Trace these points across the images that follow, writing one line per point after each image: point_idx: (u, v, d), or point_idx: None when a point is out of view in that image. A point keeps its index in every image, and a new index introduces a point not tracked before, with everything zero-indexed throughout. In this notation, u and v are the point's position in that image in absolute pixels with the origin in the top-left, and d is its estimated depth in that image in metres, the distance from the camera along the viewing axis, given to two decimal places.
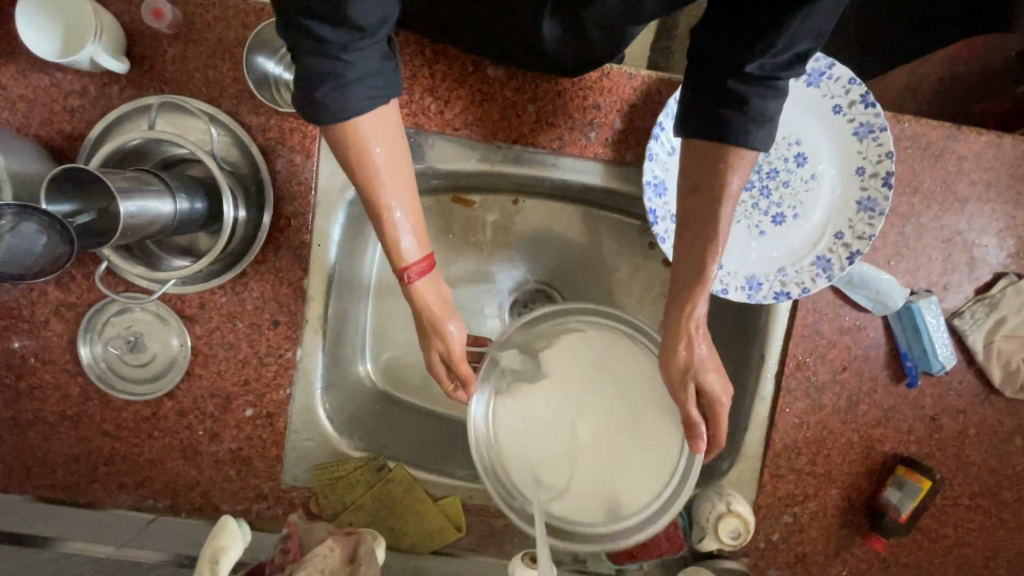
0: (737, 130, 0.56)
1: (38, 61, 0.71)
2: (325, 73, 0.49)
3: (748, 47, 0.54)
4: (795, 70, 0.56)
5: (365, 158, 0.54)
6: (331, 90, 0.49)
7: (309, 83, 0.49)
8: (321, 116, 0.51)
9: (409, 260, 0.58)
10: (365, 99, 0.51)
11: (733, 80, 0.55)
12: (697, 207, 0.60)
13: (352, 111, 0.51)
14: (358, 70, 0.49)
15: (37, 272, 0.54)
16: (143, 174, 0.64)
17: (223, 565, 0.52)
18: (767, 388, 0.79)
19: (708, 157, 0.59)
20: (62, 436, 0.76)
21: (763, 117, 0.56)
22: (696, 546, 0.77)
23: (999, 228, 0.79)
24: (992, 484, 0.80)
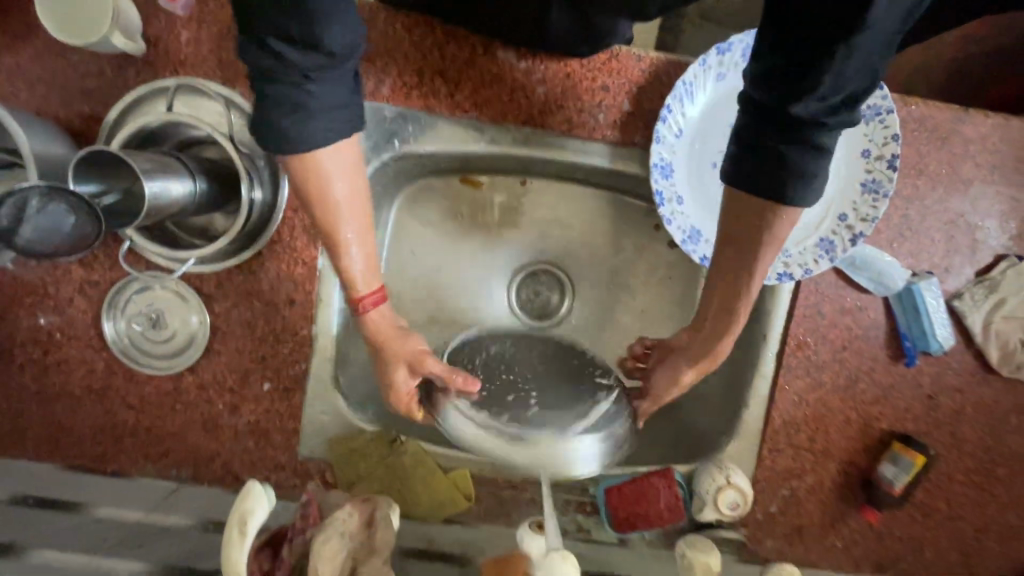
0: (782, 187, 0.54)
1: (55, 43, 0.72)
2: (288, 103, 0.50)
3: (789, 94, 0.50)
4: (846, 109, 0.50)
5: (328, 199, 0.56)
6: (292, 122, 0.51)
7: (273, 114, 0.51)
8: (280, 146, 0.52)
9: (361, 293, 0.63)
10: (325, 136, 0.52)
11: (775, 137, 0.52)
12: (737, 253, 0.60)
13: (310, 143, 0.52)
14: (320, 102, 0.51)
15: (60, 250, 0.56)
16: (163, 156, 0.66)
17: (250, 526, 0.55)
18: (768, 366, 0.82)
19: (746, 208, 0.58)
20: (88, 408, 0.80)
21: (808, 171, 0.53)
22: (696, 517, 0.80)
23: (1003, 211, 0.80)
24: (986, 461, 0.83)
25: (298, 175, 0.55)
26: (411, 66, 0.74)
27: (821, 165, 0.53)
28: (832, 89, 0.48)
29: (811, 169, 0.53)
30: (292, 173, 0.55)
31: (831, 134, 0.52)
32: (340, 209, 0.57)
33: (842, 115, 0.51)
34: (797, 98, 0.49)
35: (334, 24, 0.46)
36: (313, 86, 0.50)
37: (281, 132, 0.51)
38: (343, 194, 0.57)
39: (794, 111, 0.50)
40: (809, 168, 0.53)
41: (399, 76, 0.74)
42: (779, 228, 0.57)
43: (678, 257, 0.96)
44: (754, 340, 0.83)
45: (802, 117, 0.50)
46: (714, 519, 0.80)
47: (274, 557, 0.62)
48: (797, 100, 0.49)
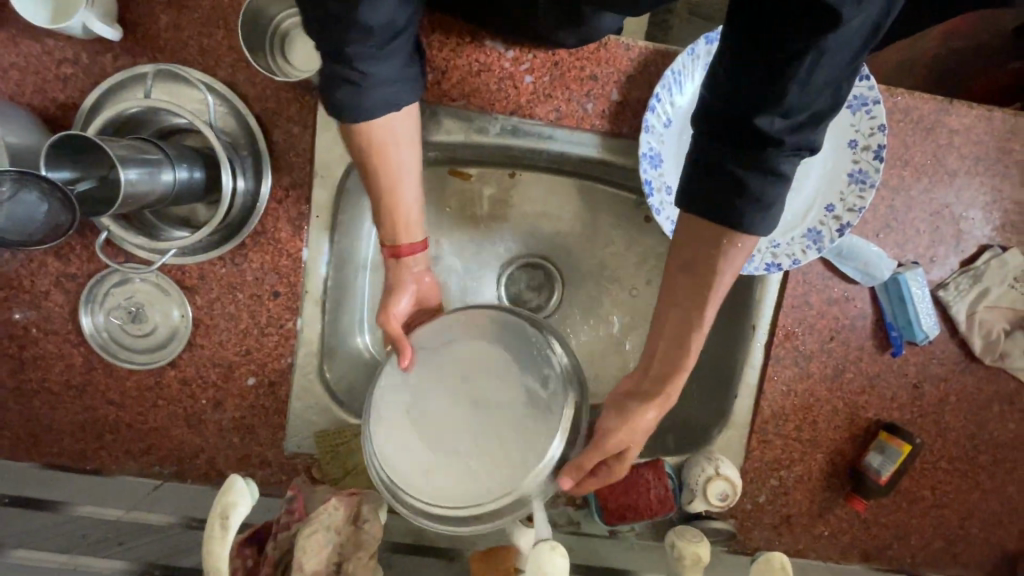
0: (739, 216, 0.51)
1: (29, 27, 0.70)
2: (344, 80, 0.57)
3: (752, 106, 0.47)
4: (809, 130, 0.48)
5: (376, 150, 0.64)
6: (347, 93, 0.57)
7: (331, 88, 0.58)
8: (338, 111, 0.59)
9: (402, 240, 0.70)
10: (378, 103, 0.59)
11: (735, 158, 0.50)
12: (687, 286, 0.57)
13: (364, 112, 0.59)
14: (374, 75, 0.57)
15: (38, 240, 0.55)
16: (142, 143, 0.64)
17: (233, 520, 0.53)
18: (757, 356, 0.82)
19: (708, 233, 0.55)
20: (66, 405, 0.78)
21: (768, 199, 0.50)
22: (685, 508, 0.80)
23: (986, 202, 0.81)
24: (969, 449, 0.84)
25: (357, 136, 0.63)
26: None
27: (781, 193, 0.51)
28: (796, 104, 0.46)
29: (771, 196, 0.50)
30: (352, 135, 0.63)
31: (794, 156, 0.49)
32: (391, 171, 0.65)
33: (807, 135, 0.48)
34: (764, 113, 0.46)
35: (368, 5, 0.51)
36: (361, 61, 0.55)
37: (338, 102, 0.58)
38: (395, 155, 0.65)
39: (760, 126, 0.47)
40: (766, 193, 0.50)
41: None
42: (734, 257, 0.55)
43: (667, 249, 0.95)
44: (742, 332, 0.83)
45: (767, 136, 0.47)
46: (703, 510, 0.80)
47: (258, 553, 0.61)
48: (764, 115, 0.46)
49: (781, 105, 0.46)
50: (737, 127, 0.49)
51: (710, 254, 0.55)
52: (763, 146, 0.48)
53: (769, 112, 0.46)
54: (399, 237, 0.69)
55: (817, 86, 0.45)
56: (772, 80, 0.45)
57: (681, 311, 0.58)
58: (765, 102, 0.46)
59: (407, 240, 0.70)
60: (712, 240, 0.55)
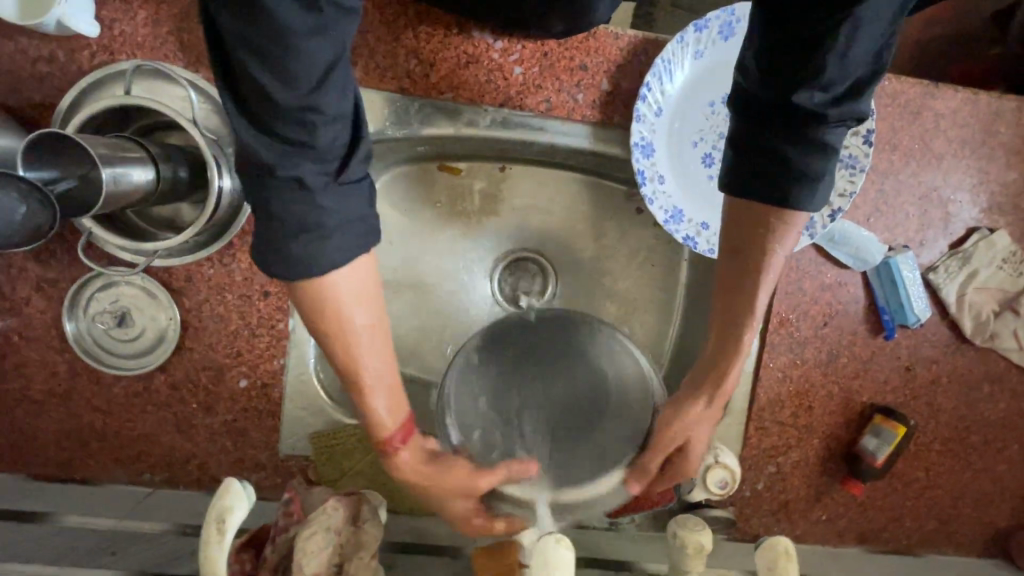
0: (788, 191, 0.55)
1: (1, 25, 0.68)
2: (299, 227, 0.43)
3: (790, 86, 0.51)
4: (850, 103, 0.51)
5: (339, 329, 0.48)
6: (308, 245, 0.43)
7: (285, 241, 0.44)
8: (290, 274, 0.45)
9: (389, 431, 0.53)
10: (342, 257, 0.45)
11: (777, 138, 0.54)
12: (737, 269, 0.60)
13: (325, 266, 0.45)
14: (336, 217, 0.44)
15: (13, 243, 0.52)
16: (124, 141, 0.62)
17: (229, 526, 0.52)
18: (752, 344, 0.82)
19: (750, 218, 0.58)
20: (52, 413, 0.75)
21: (816, 172, 0.54)
22: (685, 497, 0.80)
23: (973, 184, 0.81)
24: (962, 430, 0.85)
25: (309, 303, 0.47)
26: (384, 45, 0.72)
27: (826, 166, 0.54)
28: (834, 78, 0.50)
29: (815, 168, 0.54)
30: (303, 307, 0.48)
31: (838, 128, 0.52)
32: (358, 338, 0.49)
33: (850, 106, 0.51)
34: (801, 90, 0.51)
35: (324, 114, 0.39)
36: (324, 194, 0.42)
37: (294, 257, 0.44)
38: (357, 329, 0.49)
39: (798, 102, 0.51)
40: (814, 167, 0.54)
41: (373, 57, 0.72)
42: (783, 236, 0.57)
43: (659, 240, 0.95)
44: None
45: (807, 111, 0.51)
46: (702, 498, 0.80)
47: (256, 557, 0.60)
48: (802, 92, 0.50)
49: (819, 80, 0.50)
50: (777, 109, 0.53)
51: (761, 234, 0.58)
52: (805, 122, 0.52)
53: (805, 88, 0.50)
54: (382, 428, 0.53)
55: (852, 60, 0.49)
56: (805, 60, 0.50)
57: (737, 295, 0.60)
58: (802, 80, 0.51)
59: (393, 420, 0.53)
60: (759, 225, 0.58)
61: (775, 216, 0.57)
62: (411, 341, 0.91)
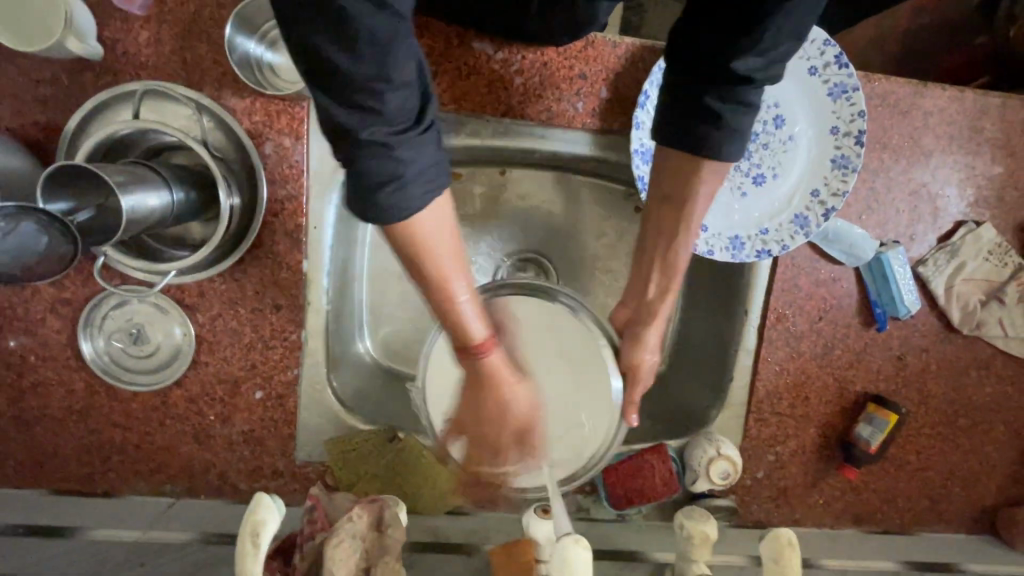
0: (712, 143, 0.58)
1: (2, 49, 0.68)
2: (382, 176, 0.45)
3: (728, 52, 0.54)
4: (775, 72, 0.55)
5: (422, 248, 0.52)
6: (391, 193, 0.46)
7: (369, 188, 0.46)
8: (383, 217, 0.48)
9: (478, 339, 0.58)
10: (423, 196, 0.48)
11: (710, 96, 0.56)
12: (666, 214, 0.66)
13: (409, 211, 0.48)
14: (415, 161, 0.46)
15: (34, 271, 0.53)
16: (136, 167, 0.63)
17: (263, 538, 0.54)
18: (750, 339, 0.85)
19: (682, 166, 0.62)
20: (71, 430, 0.77)
21: (739, 128, 0.58)
22: (689, 488, 0.84)
23: (960, 179, 0.84)
24: (951, 414, 0.89)
25: (396, 238, 0.51)
26: None
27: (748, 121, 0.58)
28: (768, 47, 0.53)
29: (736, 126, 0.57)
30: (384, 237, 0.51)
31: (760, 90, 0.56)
32: (439, 255, 0.52)
33: (774, 74, 0.55)
34: (737, 57, 0.53)
35: (395, 71, 0.41)
36: (400, 147, 0.45)
37: (379, 204, 0.46)
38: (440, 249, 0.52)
39: (733, 67, 0.54)
40: (738, 124, 0.57)
41: None
42: (708, 182, 0.62)
43: None
44: (735, 316, 0.86)
45: (740, 76, 0.54)
46: (706, 489, 0.83)
47: (285, 565, 0.62)
48: (737, 60, 0.53)
49: (755, 48, 0.52)
50: (714, 70, 0.56)
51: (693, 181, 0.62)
52: (733, 83, 0.55)
53: (741, 54, 0.53)
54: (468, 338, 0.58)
55: (785, 30, 0.52)
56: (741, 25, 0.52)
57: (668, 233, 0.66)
58: (738, 44, 0.53)
59: (480, 331, 0.58)
60: (690, 174, 0.62)
61: (702, 164, 0.60)
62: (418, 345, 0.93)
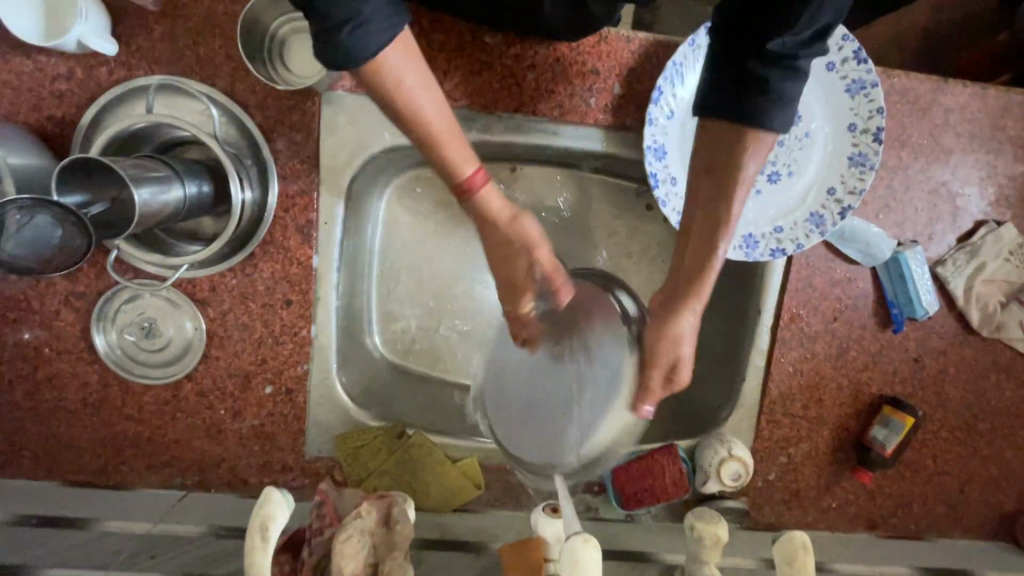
0: (760, 113, 0.52)
1: (20, 44, 0.68)
2: (342, 17, 0.47)
3: (762, 29, 0.51)
4: (817, 48, 0.51)
5: (403, 96, 0.52)
6: (351, 33, 0.47)
7: (330, 31, 0.47)
8: (350, 61, 0.49)
9: (468, 171, 0.58)
10: (386, 33, 0.49)
11: (755, 65, 0.51)
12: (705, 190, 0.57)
13: (373, 50, 0.49)
14: (372, 5, 0.47)
15: (50, 264, 0.54)
16: (149, 160, 0.63)
17: (272, 531, 0.54)
18: (764, 339, 0.84)
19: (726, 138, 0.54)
20: (84, 422, 0.78)
21: (789, 96, 0.51)
22: (700, 488, 0.83)
23: (981, 178, 0.82)
24: (969, 417, 0.87)
25: (371, 84, 0.52)
26: None
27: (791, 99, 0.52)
28: (805, 21, 0.50)
29: (783, 99, 0.52)
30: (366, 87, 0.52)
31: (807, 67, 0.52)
32: (416, 99, 0.53)
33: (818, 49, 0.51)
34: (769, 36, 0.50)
35: None
36: None
37: (341, 46, 0.47)
38: (418, 98, 0.53)
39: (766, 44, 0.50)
40: (787, 92, 0.51)
41: None
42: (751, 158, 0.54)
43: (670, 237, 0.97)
44: (747, 316, 0.85)
45: (778, 53, 0.50)
46: (716, 490, 0.83)
47: (294, 559, 0.63)
48: (772, 38, 0.50)
49: (789, 22, 0.50)
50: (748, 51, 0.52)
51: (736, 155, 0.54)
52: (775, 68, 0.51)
53: (777, 34, 0.50)
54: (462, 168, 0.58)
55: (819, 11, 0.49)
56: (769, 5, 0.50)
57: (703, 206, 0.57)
58: (765, 32, 0.51)
59: (470, 164, 0.58)
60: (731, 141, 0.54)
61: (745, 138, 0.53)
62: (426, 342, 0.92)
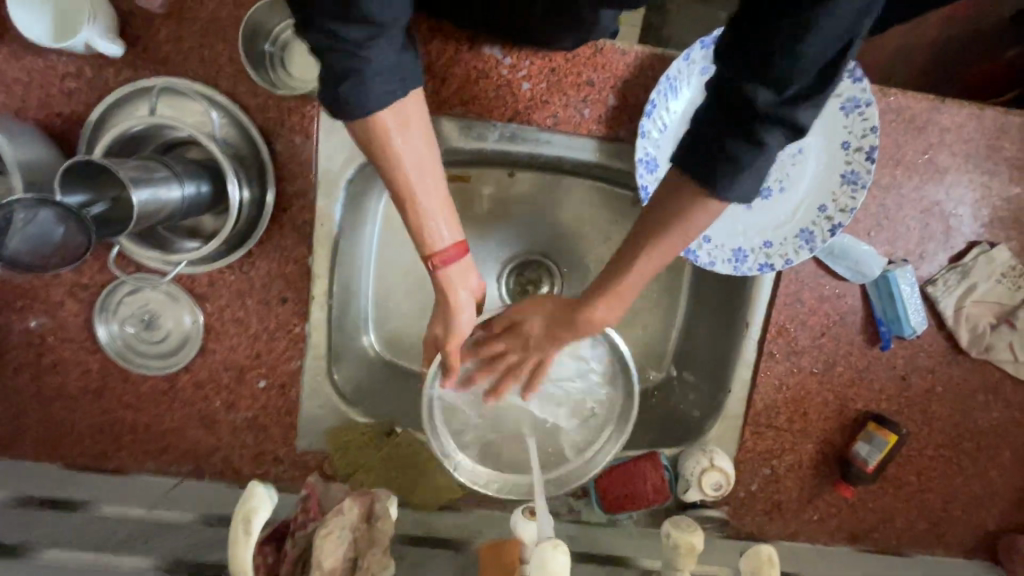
0: (722, 183, 0.52)
1: (31, 42, 0.71)
2: (347, 73, 0.49)
3: (748, 78, 0.48)
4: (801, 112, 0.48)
5: (387, 151, 0.55)
6: (352, 88, 0.50)
7: (335, 85, 0.50)
8: (349, 114, 0.52)
9: (441, 246, 0.61)
10: (387, 95, 0.51)
11: (730, 136, 0.50)
12: (661, 222, 0.59)
13: (374, 106, 0.51)
14: (378, 65, 0.49)
15: (54, 261, 0.56)
16: (150, 162, 0.65)
17: (254, 525, 0.56)
18: (750, 352, 0.85)
19: (684, 194, 0.56)
20: (85, 408, 0.81)
21: (745, 165, 0.51)
22: (681, 497, 0.84)
23: (976, 199, 0.82)
24: (954, 436, 0.87)
25: (363, 137, 0.55)
26: None
27: (759, 166, 0.51)
28: (788, 79, 0.46)
29: (752, 165, 0.51)
30: (359, 135, 0.55)
31: (779, 133, 0.49)
32: (402, 157, 0.56)
33: (796, 111, 0.48)
34: (754, 83, 0.47)
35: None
36: (370, 49, 0.48)
37: (342, 100, 0.51)
38: (405, 158, 0.56)
39: (748, 94, 0.48)
40: (745, 163, 0.51)
41: None
42: (700, 217, 0.57)
43: None
44: (735, 328, 0.86)
45: (757, 108, 0.48)
46: (698, 499, 0.84)
47: (278, 550, 0.65)
48: (749, 88, 0.47)
49: (769, 76, 0.46)
50: (730, 98, 0.50)
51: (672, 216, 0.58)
52: (744, 129, 0.50)
53: (756, 86, 0.47)
54: (429, 243, 0.60)
55: (804, 56, 0.45)
56: (761, 47, 0.46)
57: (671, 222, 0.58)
58: (750, 80, 0.48)
59: (446, 240, 0.61)
60: (691, 203, 0.56)
61: (703, 203, 0.55)
62: (419, 340, 0.94)
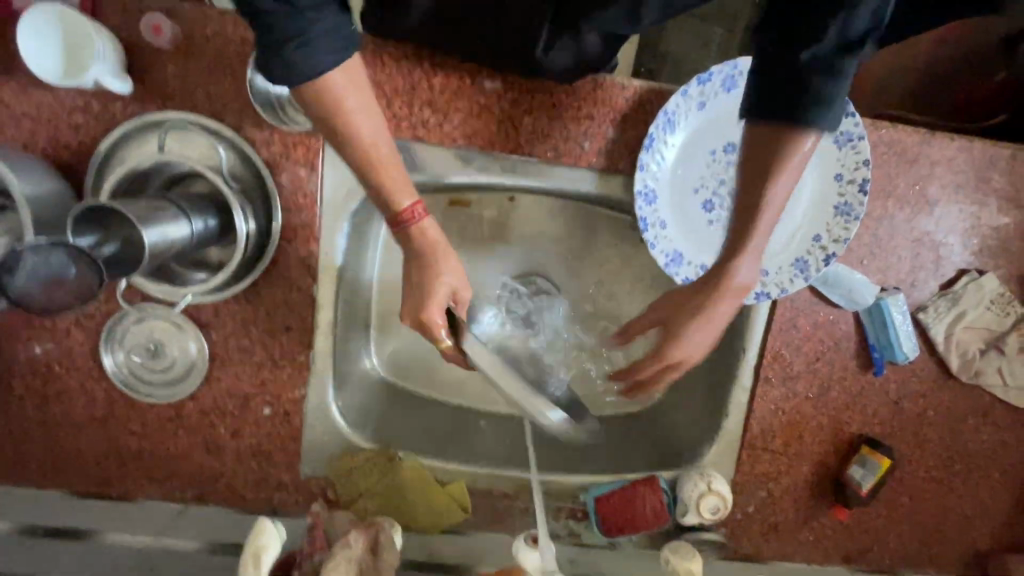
0: (809, 100, 0.53)
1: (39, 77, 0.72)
2: (289, 36, 0.50)
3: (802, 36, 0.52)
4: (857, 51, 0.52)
5: (340, 114, 0.56)
6: (296, 49, 0.51)
7: (275, 47, 0.51)
8: (292, 78, 0.52)
9: (407, 204, 0.61)
10: (332, 58, 0.52)
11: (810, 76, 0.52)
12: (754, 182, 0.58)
13: (318, 67, 0.52)
14: (320, 27, 0.51)
15: (65, 301, 0.56)
16: (158, 200, 0.67)
17: (263, 562, 0.58)
18: (746, 377, 0.87)
19: (772, 146, 0.56)
20: (90, 435, 0.81)
21: (826, 99, 0.53)
22: (680, 520, 0.85)
23: (965, 229, 0.84)
24: (946, 459, 0.89)
25: (312, 103, 0.55)
26: (400, 96, 0.75)
27: (838, 94, 0.53)
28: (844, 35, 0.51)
29: (828, 92, 0.53)
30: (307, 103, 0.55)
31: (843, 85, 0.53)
32: (356, 119, 0.56)
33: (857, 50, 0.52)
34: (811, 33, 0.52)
35: None
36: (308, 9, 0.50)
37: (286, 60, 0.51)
38: (358, 119, 0.56)
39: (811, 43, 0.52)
40: (825, 92, 0.53)
41: (387, 105, 0.75)
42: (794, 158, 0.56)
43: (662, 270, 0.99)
44: (732, 353, 0.88)
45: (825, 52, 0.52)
46: (696, 522, 0.85)
47: None
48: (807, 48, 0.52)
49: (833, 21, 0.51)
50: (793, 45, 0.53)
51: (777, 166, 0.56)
52: (823, 72, 0.52)
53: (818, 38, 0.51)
54: (399, 201, 0.61)
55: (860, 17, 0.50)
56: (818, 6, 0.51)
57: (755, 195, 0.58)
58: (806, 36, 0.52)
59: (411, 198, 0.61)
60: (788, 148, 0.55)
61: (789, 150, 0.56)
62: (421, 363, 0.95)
